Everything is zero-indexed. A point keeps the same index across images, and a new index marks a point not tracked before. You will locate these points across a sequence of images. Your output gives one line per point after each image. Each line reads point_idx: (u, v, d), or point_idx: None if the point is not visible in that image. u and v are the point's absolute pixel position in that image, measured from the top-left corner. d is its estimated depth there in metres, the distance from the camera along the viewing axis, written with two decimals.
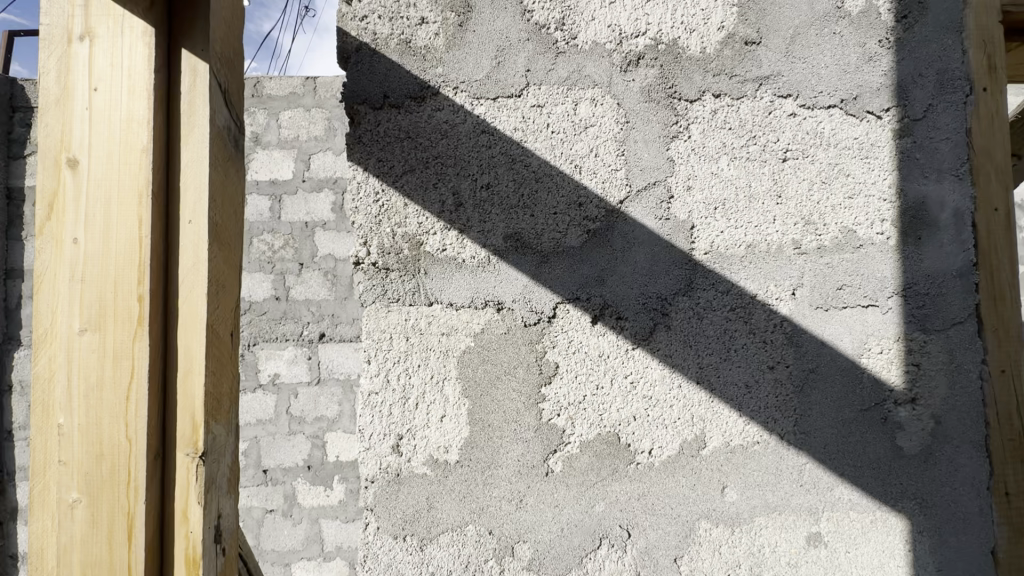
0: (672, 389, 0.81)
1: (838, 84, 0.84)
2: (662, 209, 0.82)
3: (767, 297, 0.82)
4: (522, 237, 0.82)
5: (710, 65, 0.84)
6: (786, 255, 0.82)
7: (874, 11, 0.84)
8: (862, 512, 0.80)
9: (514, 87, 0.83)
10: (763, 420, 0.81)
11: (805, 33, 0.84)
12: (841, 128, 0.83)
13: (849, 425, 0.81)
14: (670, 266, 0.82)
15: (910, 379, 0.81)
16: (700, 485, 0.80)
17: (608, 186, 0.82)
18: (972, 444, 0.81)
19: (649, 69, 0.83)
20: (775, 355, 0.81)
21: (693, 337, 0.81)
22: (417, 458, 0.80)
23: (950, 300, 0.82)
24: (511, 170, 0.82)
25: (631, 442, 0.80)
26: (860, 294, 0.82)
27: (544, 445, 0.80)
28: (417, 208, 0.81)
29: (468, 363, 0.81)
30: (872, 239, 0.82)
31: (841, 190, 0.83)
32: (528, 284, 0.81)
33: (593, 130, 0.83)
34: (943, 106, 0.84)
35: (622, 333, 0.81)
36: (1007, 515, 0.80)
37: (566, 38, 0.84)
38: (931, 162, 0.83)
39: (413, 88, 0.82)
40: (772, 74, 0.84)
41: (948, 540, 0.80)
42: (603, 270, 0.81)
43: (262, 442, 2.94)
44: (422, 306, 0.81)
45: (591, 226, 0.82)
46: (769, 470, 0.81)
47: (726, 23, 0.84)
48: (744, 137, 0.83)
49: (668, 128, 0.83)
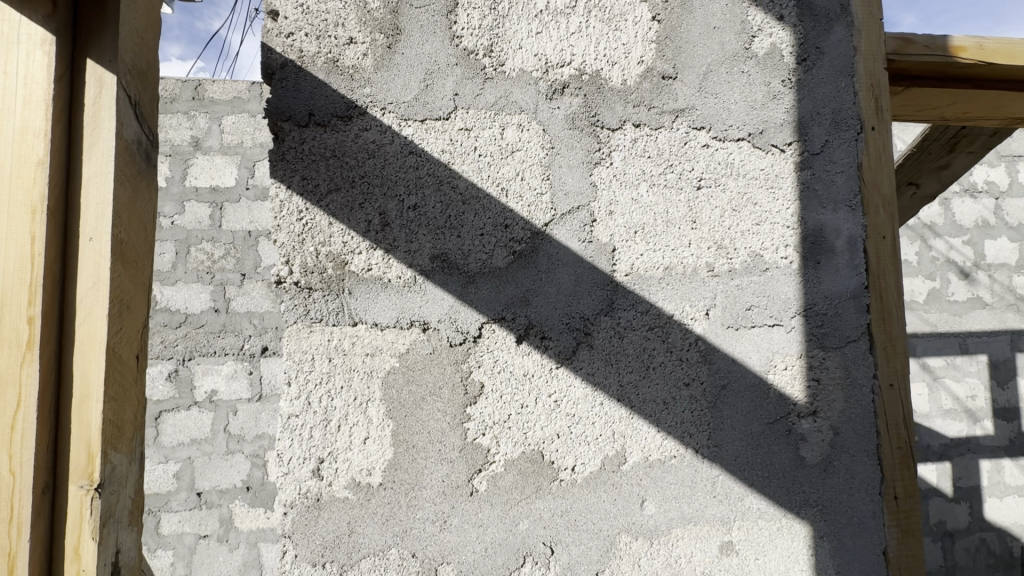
0: (595, 407, 0.83)
1: (746, 119, 0.90)
2: (585, 231, 0.85)
3: (683, 318, 0.86)
4: (449, 258, 0.83)
5: (630, 96, 0.88)
6: (700, 277, 0.87)
7: (777, 53, 0.92)
8: (769, 519, 0.85)
9: (442, 110, 0.84)
10: (679, 435, 0.85)
11: (717, 70, 0.90)
12: (749, 159, 0.90)
13: (757, 438, 0.86)
14: (593, 287, 0.85)
15: (811, 394, 0.87)
16: (620, 499, 0.83)
17: (534, 208, 0.85)
18: (866, 453, 0.88)
19: (574, 98, 0.87)
20: (690, 372, 0.86)
21: (614, 356, 0.84)
22: (339, 482, 0.78)
23: (846, 320, 0.89)
24: (438, 193, 0.83)
25: (555, 459, 0.82)
26: (766, 314, 0.88)
27: (468, 464, 0.81)
28: (343, 227, 0.81)
29: (392, 384, 0.81)
30: (777, 263, 0.89)
31: (749, 217, 0.89)
32: (454, 304, 0.82)
33: (519, 154, 0.85)
34: (838, 142, 0.91)
35: (545, 352, 0.83)
36: (897, 518, 0.87)
37: (494, 65, 0.86)
38: (828, 193, 0.91)
39: (340, 107, 0.82)
40: (687, 108, 0.89)
41: (845, 544, 0.86)
42: (528, 291, 0.83)
43: (197, 463, 2.78)
44: (346, 326, 0.80)
45: (517, 248, 0.84)
46: (685, 483, 0.84)
47: (645, 58, 0.89)
48: (662, 166, 0.88)
49: (591, 154, 0.87)
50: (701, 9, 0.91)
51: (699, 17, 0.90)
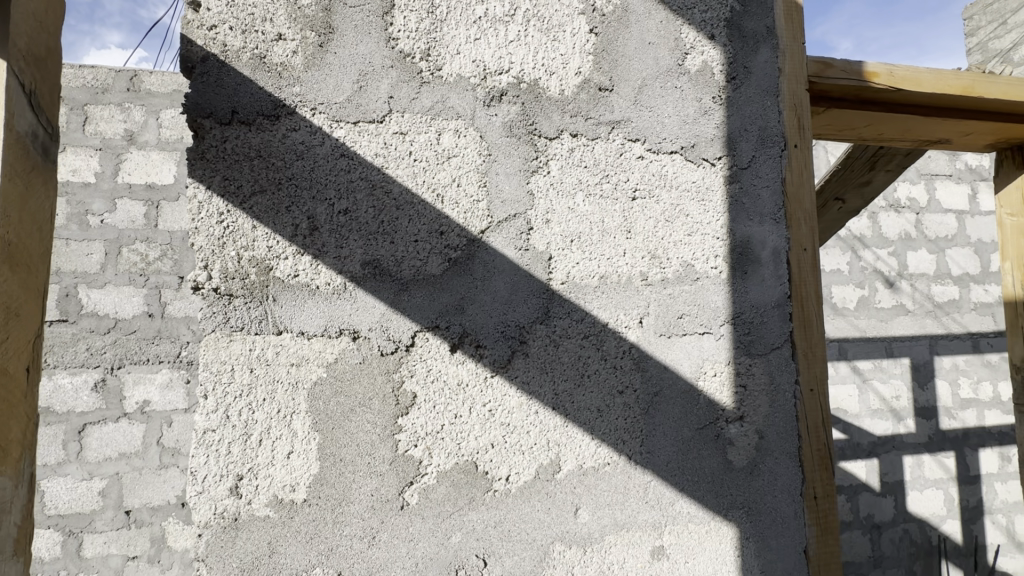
0: (530, 416, 0.83)
1: (679, 132, 0.93)
2: (521, 239, 0.85)
3: (618, 326, 0.87)
4: (382, 265, 0.81)
5: (567, 106, 0.89)
6: (635, 286, 0.89)
7: (709, 71, 0.95)
8: (698, 523, 0.87)
9: (376, 113, 0.82)
10: (613, 442, 0.86)
11: (651, 84, 0.93)
12: (681, 171, 0.92)
13: (688, 443, 0.88)
14: (529, 295, 0.84)
15: (738, 399, 0.91)
16: (554, 507, 0.83)
17: (470, 215, 0.84)
18: (789, 455, 0.91)
19: (512, 105, 0.87)
20: (624, 380, 0.87)
21: (550, 364, 0.84)
22: (259, 499, 0.74)
23: (770, 328, 0.93)
24: (371, 197, 0.81)
25: (488, 469, 0.81)
26: (697, 323, 0.90)
27: (399, 476, 0.78)
28: (267, 231, 0.77)
29: (319, 396, 0.77)
30: (708, 273, 0.92)
31: (681, 228, 0.91)
32: (386, 312, 0.80)
33: (455, 160, 0.84)
34: (764, 158, 0.96)
35: (480, 360, 0.82)
36: (817, 517, 0.91)
37: (431, 69, 0.85)
38: (755, 207, 0.94)
39: (266, 106, 0.79)
40: (623, 120, 0.91)
41: (769, 544, 0.90)
42: (463, 298, 0.82)
43: (125, 479, 2.59)
44: (269, 335, 0.76)
45: (452, 255, 0.83)
46: (618, 489, 0.85)
47: (583, 69, 0.90)
48: (598, 175, 0.89)
49: (528, 162, 0.87)
50: (637, 25, 0.93)
51: (635, 32, 0.93)
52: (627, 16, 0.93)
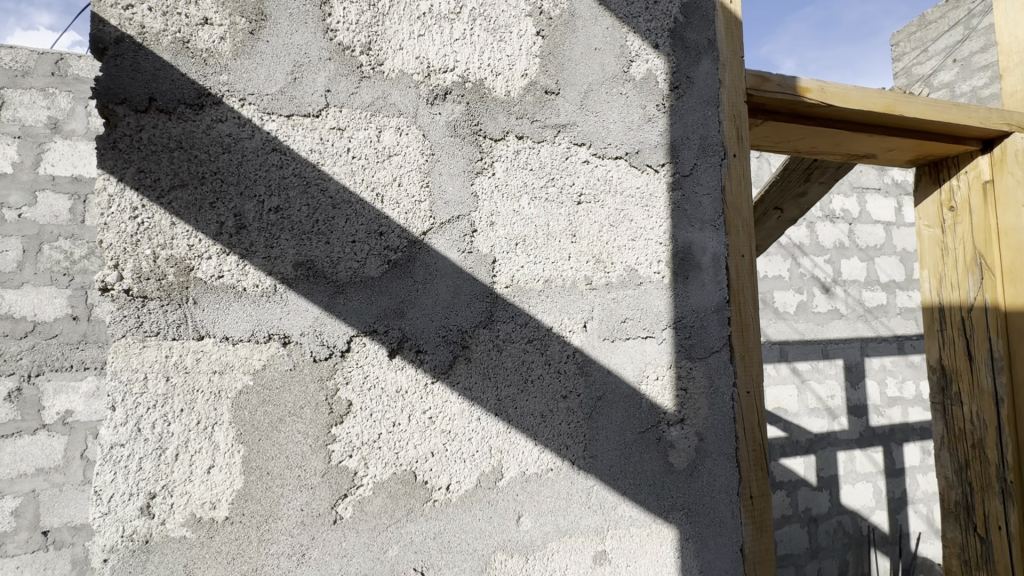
0: (471, 422, 0.81)
1: (624, 138, 0.94)
2: (465, 242, 0.83)
3: (562, 330, 0.87)
4: (316, 266, 0.77)
5: (513, 108, 0.88)
6: (579, 290, 0.88)
7: (653, 79, 0.97)
8: (640, 526, 0.88)
9: (312, 107, 0.78)
10: (556, 448, 0.85)
11: (597, 90, 0.93)
12: (626, 177, 0.93)
13: (630, 447, 0.88)
14: (472, 299, 0.83)
15: (679, 402, 0.92)
16: (496, 516, 0.81)
17: (412, 216, 0.81)
18: (726, 456, 0.94)
19: (456, 105, 0.85)
20: (568, 385, 0.86)
21: (492, 369, 0.83)
22: (174, 519, 0.69)
23: (710, 332, 0.95)
24: (305, 195, 0.77)
25: (428, 478, 0.79)
26: (639, 327, 0.91)
27: (332, 489, 0.74)
28: (188, 229, 0.72)
29: (245, 405, 0.72)
30: (651, 277, 0.93)
31: (626, 233, 0.92)
32: (320, 315, 0.76)
33: (396, 159, 0.82)
34: (705, 166, 0.98)
35: (420, 366, 0.79)
36: (752, 516, 0.94)
37: (371, 63, 0.82)
38: (696, 213, 0.97)
39: (189, 94, 0.73)
40: (569, 124, 0.91)
41: (708, 544, 0.91)
42: (403, 302, 0.79)
43: (42, 497, 2.36)
44: (189, 340, 0.71)
45: (392, 257, 0.80)
46: (561, 495, 0.84)
47: (529, 71, 0.89)
48: (544, 178, 0.88)
49: (473, 163, 0.85)
50: (584, 30, 0.93)
51: (582, 37, 0.93)
52: (574, 21, 0.93)
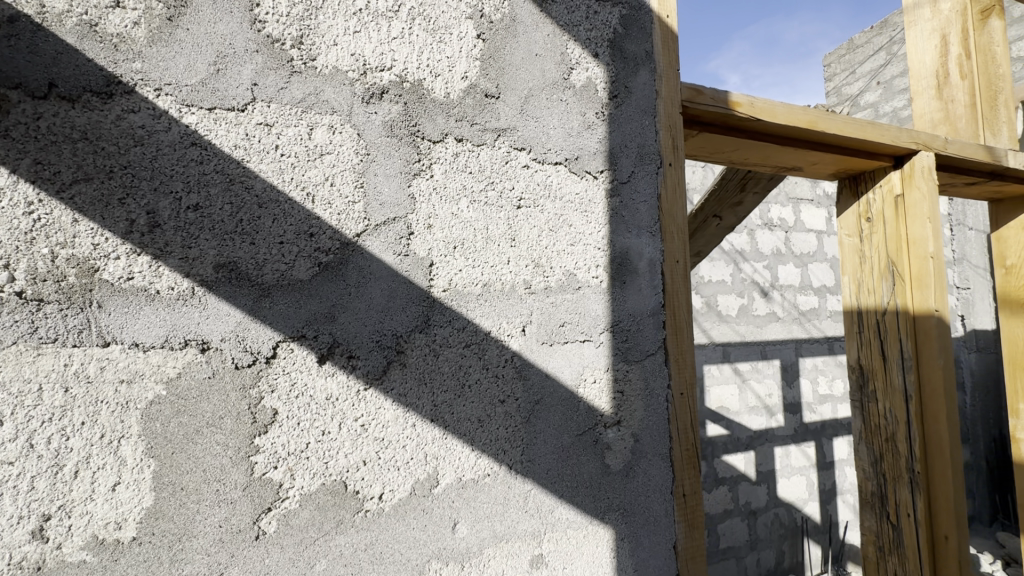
0: (406, 429, 0.79)
1: (563, 144, 0.95)
2: (400, 244, 0.82)
3: (500, 334, 0.87)
4: (239, 268, 0.73)
5: (452, 110, 0.87)
6: (518, 294, 0.89)
7: (592, 87, 0.99)
8: (577, 528, 0.89)
9: (237, 100, 0.74)
10: (493, 453, 0.84)
11: (538, 95, 0.94)
12: (565, 183, 0.94)
13: (568, 450, 0.89)
14: (407, 303, 0.81)
15: (616, 405, 0.94)
16: (430, 524, 0.80)
17: (344, 217, 0.79)
18: (661, 456, 0.96)
19: (393, 104, 0.83)
20: (506, 389, 0.86)
21: (428, 374, 0.81)
22: (72, 542, 0.63)
23: (646, 335, 0.97)
24: (227, 193, 0.73)
25: (359, 488, 0.76)
26: (578, 331, 0.93)
27: (254, 502, 0.71)
28: (94, 226, 0.66)
29: (157, 417, 0.68)
30: (589, 282, 0.94)
31: (565, 237, 0.93)
32: (242, 320, 0.72)
33: (329, 158, 0.79)
34: (642, 174, 1.01)
35: (352, 372, 0.77)
36: (685, 514, 0.97)
37: (303, 58, 0.79)
38: (633, 219, 0.99)
39: (96, 81, 0.68)
40: (509, 128, 0.91)
41: (643, 542, 0.93)
42: (334, 306, 0.77)
43: None
44: (92, 347, 0.65)
45: (323, 259, 0.77)
46: (498, 500, 0.84)
47: (469, 74, 0.89)
48: (483, 182, 0.88)
49: (410, 165, 0.84)
50: (524, 35, 0.94)
51: (523, 42, 0.94)
52: (515, 26, 0.93)
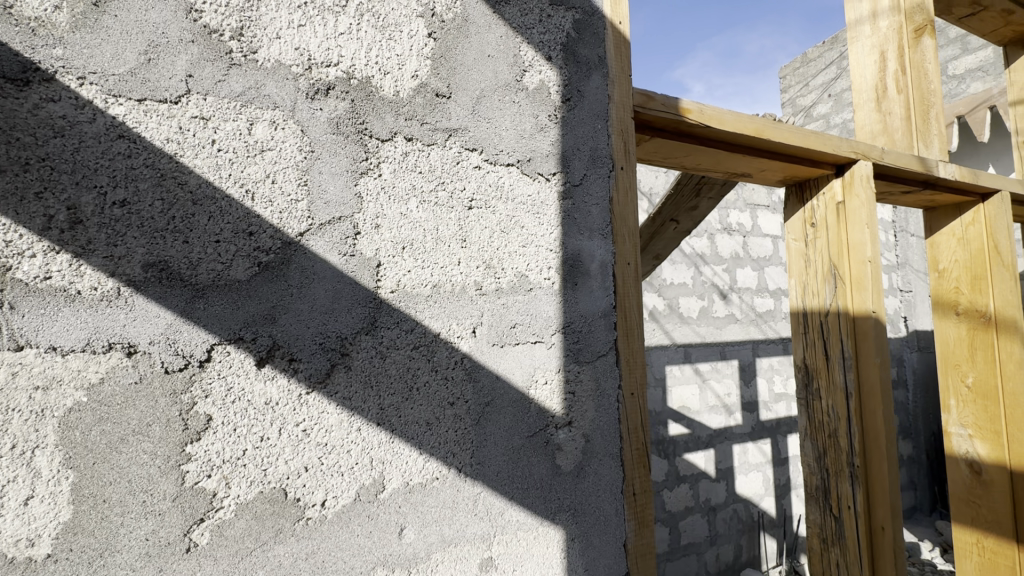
0: (351, 433, 0.77)
1: (515, 146, 0.95)
2: (346, 244, 0.80)
3: (449, 336, 0.86)
4: (171, 268, 0.69)
5: (402, 108, 0.86)
6: (468, 296, 0.88)
7: (545, 90, 0.99)
8: (527, 530, 0.89)
9: (170, 93, 0.71)
10: (441, 456, 0.83)
11: (490, 96, 0.94)
12: (517, 184, 0.95)
13: (518, 452, 0.89)
14: (353, 304, 0.79)
15: (567, 405, 0.94)
16: (376, 530, 0.78)
17: (287, 216, 0.76)
18: (611, 456, 0.97)
19: (340, 101, 0.81)
20: (455, 392, 0.85)
21: (374, 378, 0.79)
22: None
23: (597, 336, 0.98)
24: (158, 189, 0.70)
25: (300, 495, 0.74)
26: (529, 332, 0.93)
27: (185, 514, 0.67)
28: (6, 222, 0.62)
29: (76, 425, 0.64)
30: (541, 283, 0.95)
31: (516, 239, 0.93)
32: (173, 322, 0.69)
33: (270, 154, 0.76)
34: (594, 177, 1.02)
35: (293, 376, 0.74)
36: (635, 512, 0.98)
37: (243, 50, 0.76)
38: (585, 222, 1.00)
39: (11, 67, 0.64)
40: (460, 129, 0.90)
41: (593, 542, 0.94)
42: (274, 307, 0.74)
43: None
44: (4, 351, 0.61)
45: (263, 259, 0.74)
46: (446, 504, 0.83)
47: (419, 73, 0.88)
48: (433, 182, 0.87)
49: (357, 163, 0.82)
50: (476, 36, 0.94)
51: (475, 43, 0.93)
52: (467, 26, 0.93)
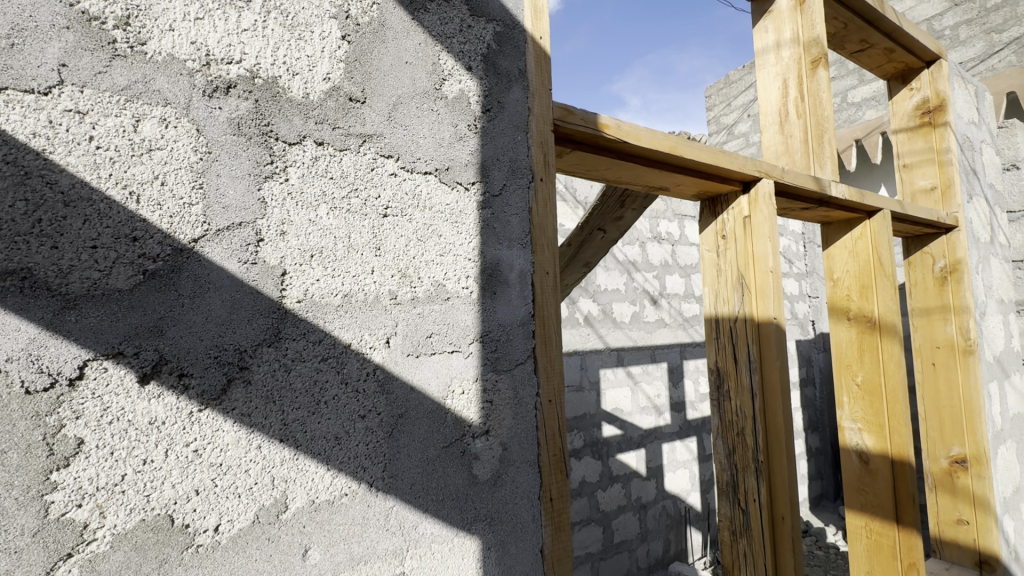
0: (249, 452, 0.73)
1: (433, 154, 0.95)
2: (247, 251, 0.75)
3: (361, 347, 0.84)
4: (36, 276, 0.63)
5: (311, 111, 0.83)
6: (382, 305, 0.86)
7: (465, 99, 1.00)
8: (441, 542, 0.88)
9: (38, 82, 0.64)
10: (351, 471, 0.81)
11: (407, 103, 0.93)
12: (435, 193, 0.94)
13: (433, 463, 0.88)
14: (254, 314, 0.75)
15: (484, 414, 0.94)
16: (277, 552, 0.74)
17: (178, 221, 0.71)
18: (529, 463, 0.98)
19: (242, 101, 0.77)
20: (366, 404, 0.83)
21: (277, 392, 0.76)
22: None
23: (515, 345, 0.99)
24: (21, 188, 0.63)
25: (189, 521, 0.69)
26: (446, 341, 0.92)
27: (48, 550, 0.61)
28: None
29: None
30: (458, 292, 0.95)
31: (434, 248, 0.93)
32: (38, 336, 0.62)
33: (159, 154, 0.71)
34: (514, 187, 1.03)
35: (183, 393, 0.69)
36: (552, 517, 1.00)
37: (129, 41, 0.70)
38: (504, 232, 1.01)
39: None
40: (375, 135, 0.88)
41: (510, 550, 0.95)
42: (162, 319, 0.69)
43: None
44: None
45: (148, 267, 0.69)
46: (355, 521, 0.81)
47: (331, 76, 0.85)
48: (345, 189, 0.84)
49: (260, 166, 0.78)
50: (393, 42, 0.92)
51: (392, 49, 0.92)
52: (384, 31, 0.92)
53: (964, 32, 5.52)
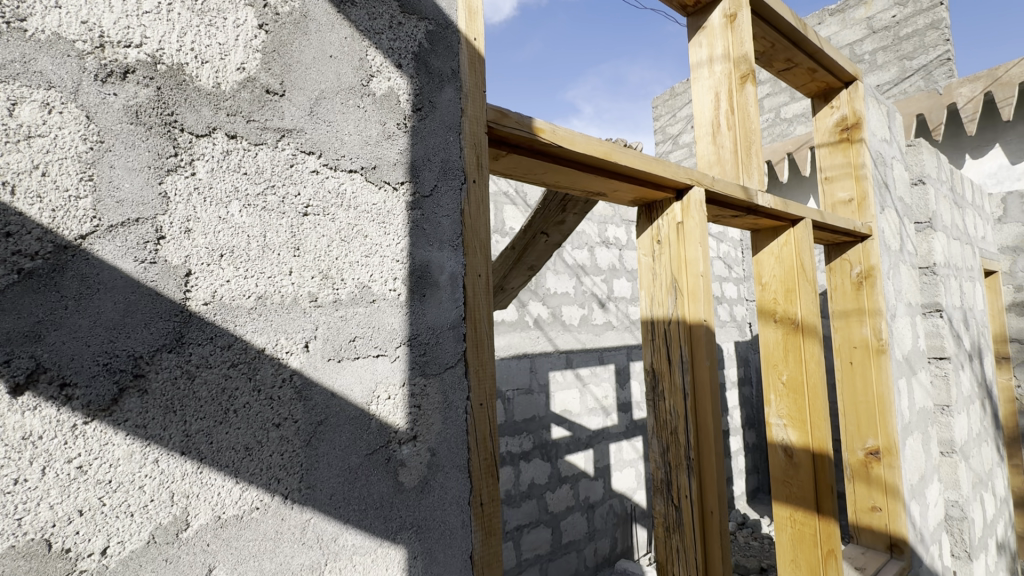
0: (144, 467, 0.68)
1: (359, 152, 0.92)
2: (144, 250, 0.70)
3: (276, 351, 0.79)
4: None
5: (222, 102, 0.78)
6: (301, 308, 0.82)
7: (395, 97, 0.97)
8: (363, 553, 0.85)
9: None
10: (263, 483, 0.76)
11: (330, 98, 0.89)
12: (361, 192, 0.91)
13: (355, 471, 0.85)
14: (153, 318, 0.70)
15: (411, 420, 0.92)
16: (175, 574, 0.69)
17: (61, 215, 0.65)
18: (458, 468, 0.97)
19: (141, 87, 0.72)
20: (281, 412, 0.79)
21: (178, 402, 0.71)
22: None
23: (445, 348, 0.97)
24: None
25: (70, 545, 0.62)
26: (371, 345, 0.89)
27: None
28: None
29: None
30: (385, 294, 0.92)
31: (358, 249, 0.90)
32: None
33: (41, 141, 0.65)
34: (446, 188, 1.01)
35: (65, 405, 0.63)
36: (482, 522, 0.99)
37: (5, 16, 0.64)
38: (434, 233, 0.99)
39: None
40: (295, 129, 0.85)
41: (437, 557, 0.93)
42: (42, 323, 0.63)
43: None
44: None
45: (25, 265, 0.62)
46: (267, 536, 0.76)
47: (246, 66, 0.81)
48: (261, 185, 0.80)
49: (161, 158, 0.73)
50: (316, 34, 0.89)
51: (314, 41, 0.89)
52: (306, 23, 0.88)
53: (880, 57, 6.01)
